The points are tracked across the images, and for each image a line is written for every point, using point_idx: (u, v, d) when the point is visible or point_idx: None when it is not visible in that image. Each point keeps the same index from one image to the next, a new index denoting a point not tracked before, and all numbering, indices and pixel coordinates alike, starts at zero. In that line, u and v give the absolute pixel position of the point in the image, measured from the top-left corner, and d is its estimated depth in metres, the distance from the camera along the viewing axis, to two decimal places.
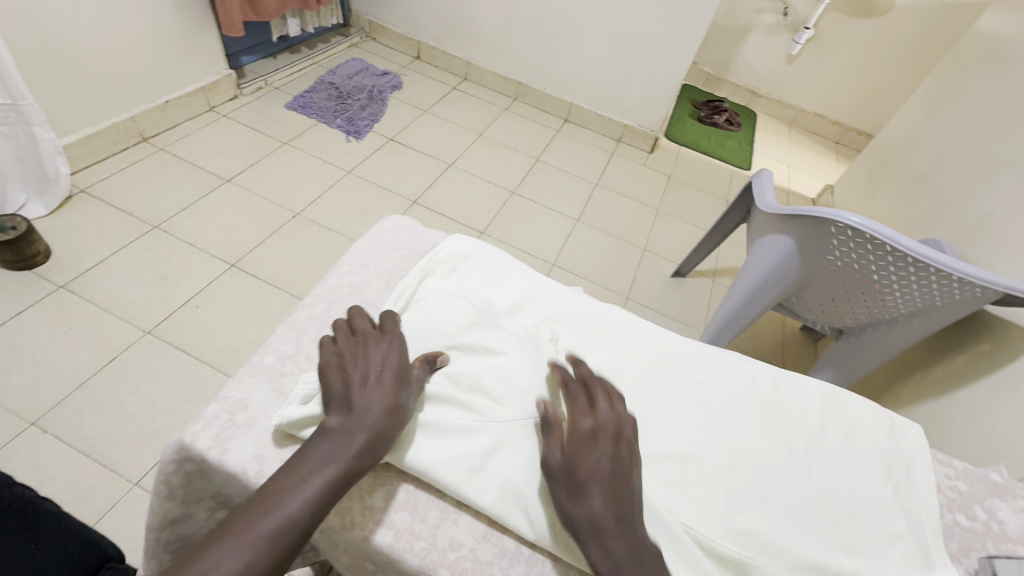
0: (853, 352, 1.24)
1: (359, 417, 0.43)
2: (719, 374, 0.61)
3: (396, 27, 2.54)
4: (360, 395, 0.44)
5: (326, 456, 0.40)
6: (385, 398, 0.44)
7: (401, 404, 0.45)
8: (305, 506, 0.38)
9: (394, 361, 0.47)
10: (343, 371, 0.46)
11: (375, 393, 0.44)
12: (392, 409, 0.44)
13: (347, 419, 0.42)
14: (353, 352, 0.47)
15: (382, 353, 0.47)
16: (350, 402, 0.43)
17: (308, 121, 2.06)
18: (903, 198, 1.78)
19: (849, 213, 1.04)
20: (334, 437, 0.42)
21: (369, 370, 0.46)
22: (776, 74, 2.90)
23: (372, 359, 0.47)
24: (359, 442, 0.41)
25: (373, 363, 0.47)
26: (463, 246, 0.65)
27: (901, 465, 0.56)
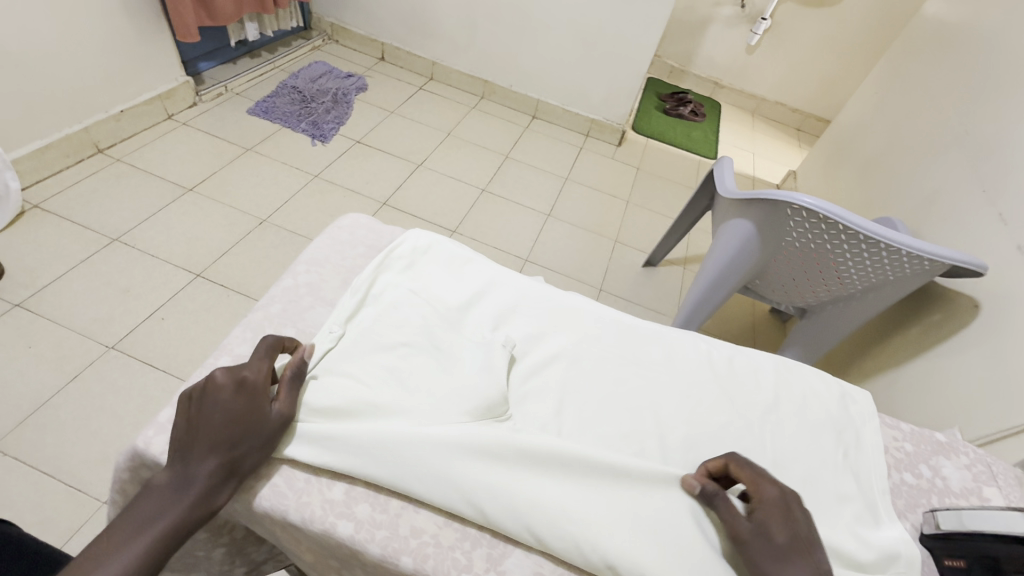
0: (817, 330, 1.28)
1: (193, 467, 0.41)
2: (676, 354, 0.62)
3: (358, 29, 2.52)
4: (204, 439, 0.42)
5: (148, 517, 0.38)
6: (223, 444, 0.42)
7: (244, 453, 0.43)
8: (123, 571, 0.36)
9: (249, 402, 0.45)
10: (189, 414, 0.43)
11: (216, 437, 0.42)
12: (230, 462, 0.42)
13: (178, 475, 0.40)
14: (199, 394, 0.44)
15: (234, 393, 0.45)
16: (186, 454, 0.41)
17: (272, 126, 2.03)
18: (859, 180, 1.84)
19: (803, 195, 1.07)
20: (160, 495, 0.39)
21: (207, 414, 0.43)
22: (737, 65, 2.97)
23: (219, 396, 0.44)
24: (189, 500, 0.39)
25: (216, 406, 0.44)
26: (421, 242, 0.65)
27: (851, 430, 0.59)
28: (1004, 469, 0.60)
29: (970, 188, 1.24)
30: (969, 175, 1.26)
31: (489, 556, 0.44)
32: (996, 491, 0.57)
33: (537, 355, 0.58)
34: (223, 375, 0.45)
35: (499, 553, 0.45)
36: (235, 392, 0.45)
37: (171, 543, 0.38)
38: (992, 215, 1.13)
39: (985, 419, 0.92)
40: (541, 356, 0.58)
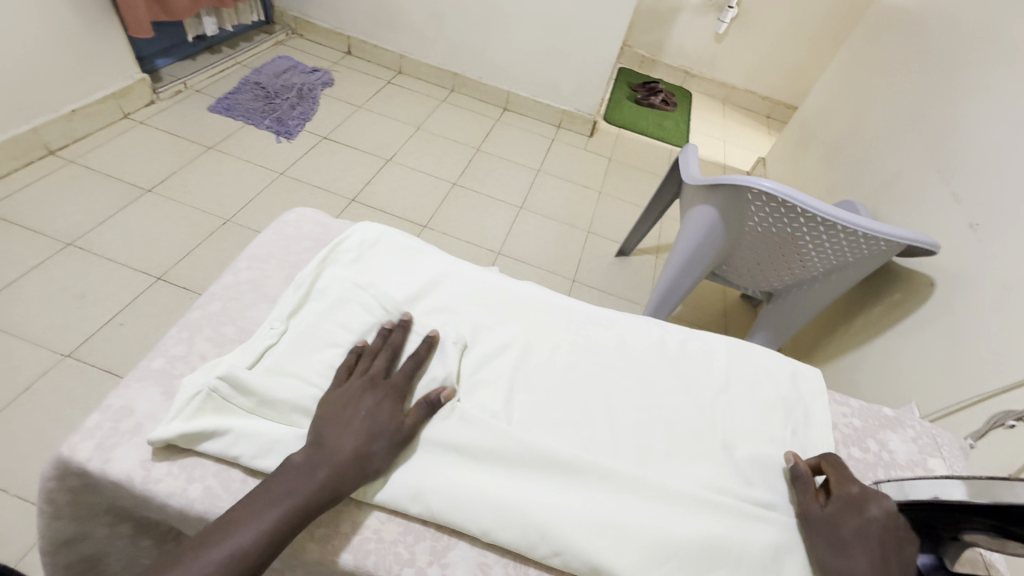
0: (783, 312, 1.31)
1: (329, 453, 0.43)
2: (628, 339, 0.62)
3: (323, 22, 2.47)
4: (341, 433, 0.45)
5: (283, 491, 0.41)
6: (355, 443, 0.44)
7: (371, 453, 0.44)
8: (253, 539, 0.39)
9: (384, 409, 0.47)
10: (334, 409, 0.46)
11: (348, 433, 0.44)
12: (358, 456, 0.44)
13: (314, 456, 0.43)
14: (350, 390, 0.48)
15: (374, 400, 0.47)
16: (323, 441, 0.44)
17: (235, 124, 1.98)
18: (824, 165, 1.87)
19: (762, 179, 1.08)
20: (296, 471, 0.42)
21: (359, 411, 0.46)
22: (706, 53, 2.99)
23: (366, 400, 0.47)
24: (319, 482, 0.42)
25: (363, 409, 0.47)
26: (369, 234, 0.64)
27: (800, 407, 0.60)
28: (947, 440, 0.62)
29: (925, 170, 1.27)
30: (925, 156, 1.29)
31: (432, 549, 0.44)
32: (939, 462, 0.59)
33: (486, 346, 0.57)
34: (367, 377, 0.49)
35: (444, 545, 0.44)
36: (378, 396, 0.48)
37: (295, 521, 0.40)
38: (946, 195, 1.16)
39: (939, 394, 0.95)
40: (490, 347, 0.57)
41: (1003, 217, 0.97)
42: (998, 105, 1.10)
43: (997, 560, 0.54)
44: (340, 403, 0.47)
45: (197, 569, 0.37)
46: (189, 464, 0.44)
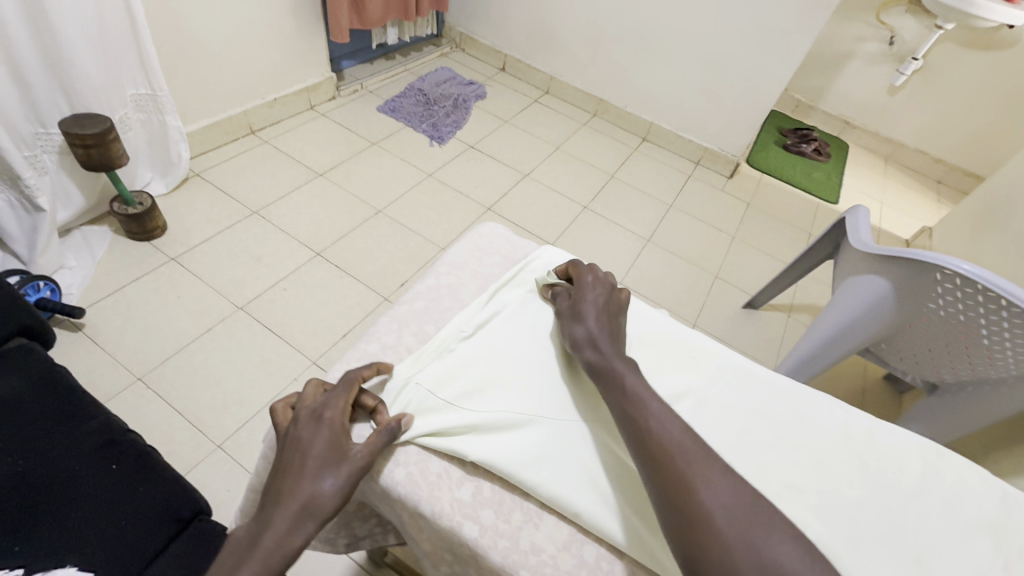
0: (949, 409, 1.14)
1: (273, 511, 0.42)
2: (807, 415, 0.58)
3: (485, 40, 2.63)
4: (288, 484, 0.43)
5: (231, 562, 0.40)
6: (303, 490, 0.42)
7: (322, 495, 0.43)
8: None
9: (326, 444, 0.45)
10: (279, 459, 0.45)
11: (294, 484, 0.43)
12: (305, 508, 0.42)
13: (259, 519, 0.42)
14: (287, 434, 0.46)
15: (311, 429, 0.45)
16: (267, 499, 0.43)
17: (396, 125, 2.17)
18: (1018, 248, 1.62)
19: (960, 261, 0.96)
20: (241, 540, 0.41)
21: (293, 451, 0.44)
22: (875, 105, 2.73)
23: (302, 436, 0.45)
24: (264, 547, 0.40)
25: (301, 447, 0.44)
26: (554, 259, 0.66)
27: (1013, 539, 0.52)
28: None
29: None
30: None
31: None
32: None
33: (658, 391, 0.56)
34: (305, 414, 0.47)
35: None
36: (315, 430, 0.46)
37: None
38: None
39: None
40: (663, 387, 0.57)
41: None
42: None
43: None
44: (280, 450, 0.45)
45: None
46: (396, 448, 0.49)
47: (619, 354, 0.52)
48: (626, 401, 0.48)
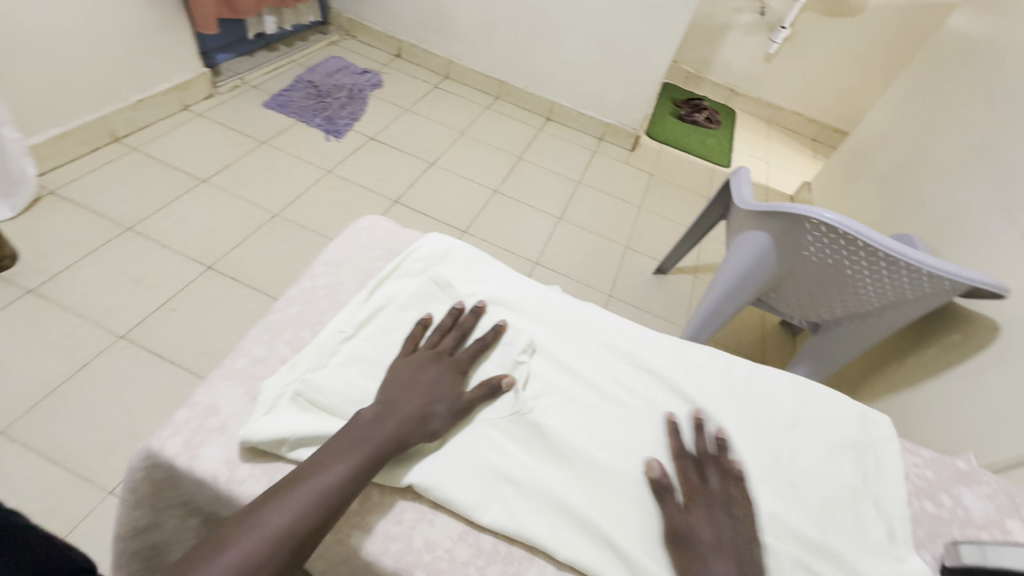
0: (829, 345, 1.27)
1: (397, 410, 0.46)
2: (693, 368, 0.61)
3: (376, 25, 2.52)
4: (407, 396, 0.47)
5: (357, 440, 0.43)
6: (417, 406, 0.47)
7: (432, 415, 0.47)
8: (337, 480, 0.41)
9: (450, 381, 0.50)
10: (398, 376, 0.49)
11: (412, 397, 0.47)
12: (420, 420, 0.46)
13: (386, 413, 0.46)
14: (415, 359, 0.51)
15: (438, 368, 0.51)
16: (390, 401, 0.47)
17: (287, 121, 2.03)
18: (877, 193, 1.81)
19: (823, 210, 1.06)
20: (366, 425, 0.45)
21: (420, 374, 0.50)
22: (754, 73, 2.94)
23: (432, 368, 0.50)
24: (388, 435, 0.44)
25: (427, 375, 0.50)
26: (439, 246, 0.64)
27: (871, 454, 0.58)
28: None
29: (990, 207, 1.22)
30: (995, 192, 1.23)
31: (503, 573, 0.43)
32: (1019, 523, 0.56)
33: (549, 368, 0.57)
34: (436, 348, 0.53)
35: (515, 569, 0.44)
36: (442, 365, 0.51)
37: (366, 470, 0.42)
38: (1016, 235, 1.10)
39: (1002, 446, 0.91)
40: (555, 363, 0.57)
41: None
42: None
43: None
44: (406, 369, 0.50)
45: (284, 508, 0.38)
46: (272, 468, 0.44)
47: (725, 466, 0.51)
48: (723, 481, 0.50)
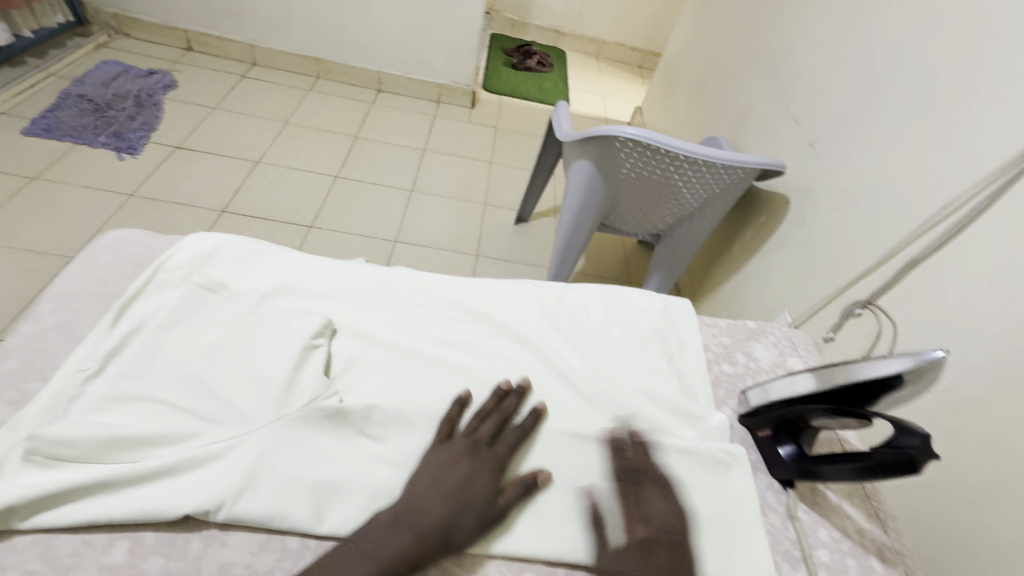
0: (671, 250, 1.39)
1: (415, 515, 0.41)
2: (506, 303, 0.62)
3: (150, 17, 2.18)
4: (431, 498, 0.43)
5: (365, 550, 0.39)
6: (441, 512, 0.42)
7: (455, 526, 0.42)
8: None
9: (484, 482, 0.45)
10: (427, 472, 0.44)
11: (437, 499, 0.42)
12: (445, 527, 0.41)
13: (401, 517, 0.41)
14: (452, 449, 0.46)
15: (475, 472, 0.45)
16: (409, 499, 0.42)
17: (61, 146, 1.71)
18: (690, 105, 1.97)
19: (625, 127, 1.11)
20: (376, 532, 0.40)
21: (452, 473, 0.44)
22: (572, 11, 3.02)
23: (466, 468, 0.45)
24: (401, 547, 0.39)
25: (459, 478, 0.44)
26: (201, 246, 0.57)
27: (673, 335, 0.63)
28: (803, 340, 0.69)
29: (768, 98, 1.37)
30: (770, 83, 1.38)
31: None
32: (797, 360, 0.65)
33: (352, 345, 0.53)
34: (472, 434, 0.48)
35: None
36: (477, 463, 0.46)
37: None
38: (788, 118, 1.25)
39: (807, 298, 1.05)
40: (360, 337, 0.54)
41: (833, 131, 1.06)
42: (820, 25, 1.19)
43: (852, 436, 0.59)
44: (443, 465, 0.45)
45: None
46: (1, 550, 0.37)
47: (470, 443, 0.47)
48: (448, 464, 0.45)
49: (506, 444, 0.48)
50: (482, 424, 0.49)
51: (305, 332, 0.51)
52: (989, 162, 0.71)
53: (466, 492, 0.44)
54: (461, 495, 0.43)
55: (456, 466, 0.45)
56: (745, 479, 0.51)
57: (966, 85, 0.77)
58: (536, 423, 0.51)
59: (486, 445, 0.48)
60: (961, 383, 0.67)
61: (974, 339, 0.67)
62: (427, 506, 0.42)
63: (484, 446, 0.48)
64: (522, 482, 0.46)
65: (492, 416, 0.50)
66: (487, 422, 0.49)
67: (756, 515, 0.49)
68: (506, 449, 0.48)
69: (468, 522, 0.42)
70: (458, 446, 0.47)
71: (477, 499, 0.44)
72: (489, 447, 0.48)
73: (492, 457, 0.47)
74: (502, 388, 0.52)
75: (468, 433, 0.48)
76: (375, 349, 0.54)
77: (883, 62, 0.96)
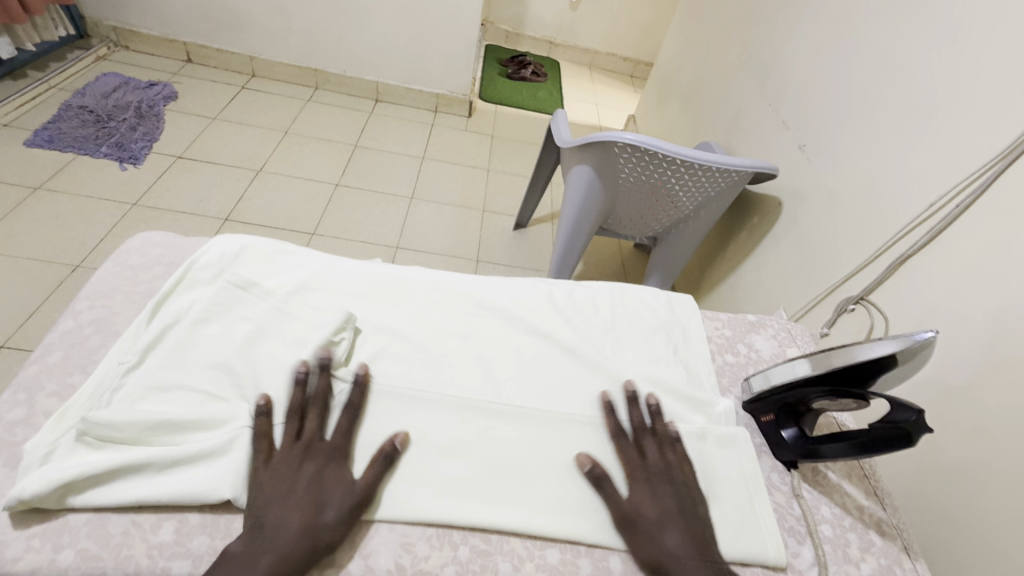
0: (668, 252, 1.42)
1: (267, 537, 0.39)
2: (518, 298, 0.65)
3: (150, 30, 2.20)
4: (276, 514, 0.41)
5: None
6: (298, 520, 0.40)
7: (322, 523, 0.41)
8: None
9: (330, 476, 0.44)
10: (259, 492, 0.42)
11: (286, 512, 0.40)
12: (309, 533, 0.40)
13: (252, 544, 0.39)
14: (281, 461, 0.44)
15: (313, 469, 0.44)
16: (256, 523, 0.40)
17: (63, 157, 1.72)
18: (682, 112, 2.02)
19: (623, 132, 1.14)
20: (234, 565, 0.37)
21: (290, 485, 0.42)
22: (565, 22, 3.08)
23: (296, 474, 0.43)
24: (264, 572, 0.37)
25: (300, 483, 0.43)
26: (228, 247, 0.60)
27: (679, 328, 0.66)
28: (801, 331, 0.72)
29: (758, 104, 1.42)
30: (760, 90, 1.43)
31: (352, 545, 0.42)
32: (795, 350, 0.69)
33: (376, 339, 0.56)
34: (294, 437, 0.46)
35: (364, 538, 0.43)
36: (312, 464, 0.44)
37: None
38: (778, 123, 1.30)
39: (801, 296, 1.09)
40: (381, 331, 0.57)
41: (821, 135, 1.11)
42: (807, 35, 1.24)
43: (849, 419, 0.62)
44: (280, 478, 0.43)
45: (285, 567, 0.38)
46: (56, 530, 0.39)
47: (302, 445, 0.45)
48: (307, 455, 0.45)
49: (340, 431, 0.47)
50: (304, 422, 0.47)
51: (332, 326, 0.54)
52: (971, 160, 0.75)
53: (316, 489, 0.43)
54: (311, 497, 0.42)
55: (296, 469, 0.43)
56: (748, 454, 0.55)
57: (946, 88, 0.82)
58: (361, 394, 0.50)
59: (318, 441, 0.46)
60: (950, 369, 0.71)
61: (962, 328, 0.71)
62: (279, 519, 0.40)
63: (316, 442, 0.46)
64: (379, 457, 0.46)
65: (303, 408, 0.48)
66: (308, 416, 0.47)
67: (761, 490, 0.52)
68: (340, 435, 0.47)
69: (331, 519, 0.41)
70: (286, 454, 0.44)
71: (330, 487, 0.43)
72: (321, 441, 0.46)
73: (326, 449, 0.45)
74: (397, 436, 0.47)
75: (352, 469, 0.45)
76: (396, 343, 0.56)
77: (868, 68, 1.00)
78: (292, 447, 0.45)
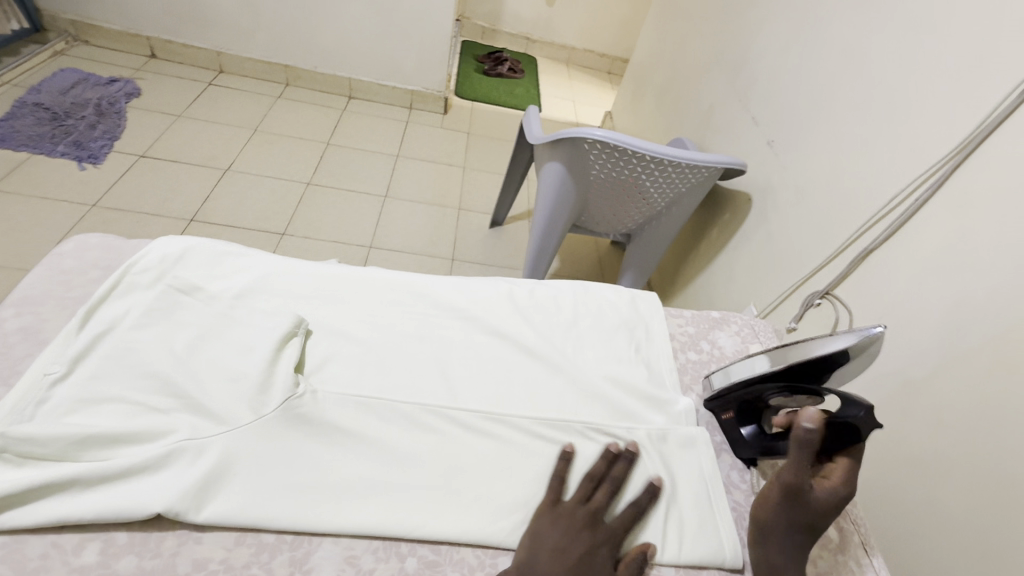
0: (642, 249, 1.42)
1: None
2: (477, 297, 0.63)
3: (112, 24, 2.13)
4: None
5: None
6: None
7: None
8: None
9: (608, 558, 0.44)
10: (571, 566, 0.42)
11: None
12: None
13: None
14: (576, 534, 0.44)
15: (606, 548, 0.44)
16: None
17: (18, 156, 1.65)
18: (657, 108, 2.02)
19: (593, 129, 1.14)
20: None
21: (591, 559, 0.43)
22: (542, 18, 3.07)
23: (593, 551, 0.43)
24: None
25: (593, 560, 0.43)
26: (171, 248, 0.57)
27: (641, 326, 0.66)
28: (764, 327, 0.72)
29: (729, 100, 1.42)
30: (731, 86, 1.43)
31: (290, 560, 0.40)
32: (757, 346, 0.68)
33: (327, 343, 0.54)
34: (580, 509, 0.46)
35: (306, 552, 0.41)
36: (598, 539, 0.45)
37: None
38: (748, 119, 1.30)
39: (770, 291, 1.10)
40: (334, 335, 0.55)
41: (788, 132, 1.12)
42: (775, 32, 1.25)
43: None
44: (579, 551, 0.43)
45: None
46: None
47: (585, 519, 0.45)
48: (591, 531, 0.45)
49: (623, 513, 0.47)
50: (592, 492, 0.48)
51: (278, 330, 0.52)
52: (930, 154, 0.76)
53: (593, 567, 0.43)
54: (592, 571, 0.42)
55: (590, 545, 0.43)
56: (706, 454, 0.54)
57: (906, 84, 0.83)
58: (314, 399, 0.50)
59: (601, 516, 0.46)
60: (910, 362, 0.72)
61: (921, 322, 0.72)
62: None
63: (600, 515, 0.46)
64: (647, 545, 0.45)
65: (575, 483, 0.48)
66: (590, 491, 0.47)
67: (719, 491, 0.52)
68: (621, 518, 0.47)
69: None
70: (575, 518, 0.45)
71: (610, 568, 0.43)
72: (604, 517, 0.46)
73: (608, 528, 0.45)
74: (567, 453, 0.50)
75: (580, 501, 0.47)
76: (345, 348, 0.54)
77: (833, 65, 1.01)
78: (584, 522, 0.45)
